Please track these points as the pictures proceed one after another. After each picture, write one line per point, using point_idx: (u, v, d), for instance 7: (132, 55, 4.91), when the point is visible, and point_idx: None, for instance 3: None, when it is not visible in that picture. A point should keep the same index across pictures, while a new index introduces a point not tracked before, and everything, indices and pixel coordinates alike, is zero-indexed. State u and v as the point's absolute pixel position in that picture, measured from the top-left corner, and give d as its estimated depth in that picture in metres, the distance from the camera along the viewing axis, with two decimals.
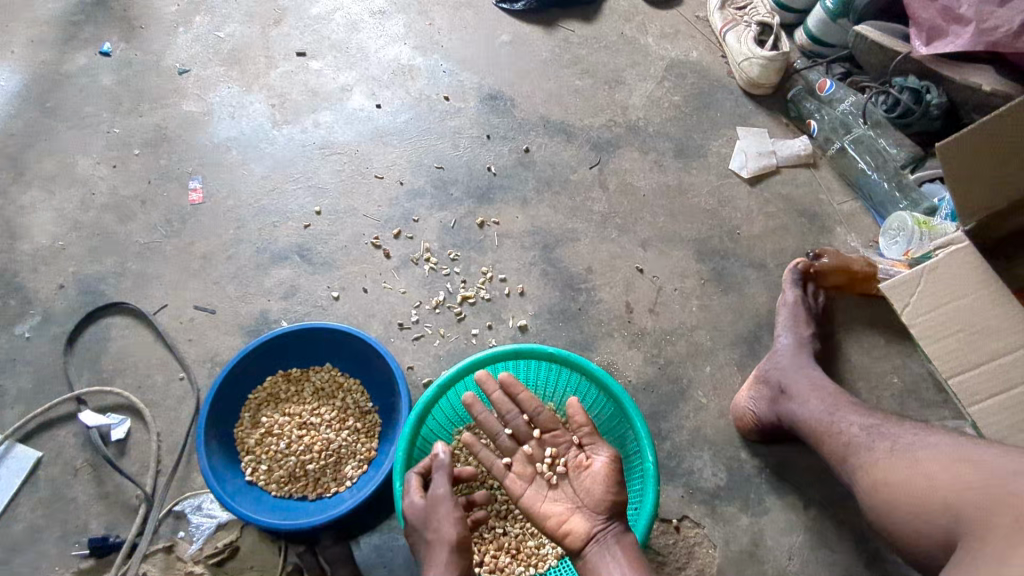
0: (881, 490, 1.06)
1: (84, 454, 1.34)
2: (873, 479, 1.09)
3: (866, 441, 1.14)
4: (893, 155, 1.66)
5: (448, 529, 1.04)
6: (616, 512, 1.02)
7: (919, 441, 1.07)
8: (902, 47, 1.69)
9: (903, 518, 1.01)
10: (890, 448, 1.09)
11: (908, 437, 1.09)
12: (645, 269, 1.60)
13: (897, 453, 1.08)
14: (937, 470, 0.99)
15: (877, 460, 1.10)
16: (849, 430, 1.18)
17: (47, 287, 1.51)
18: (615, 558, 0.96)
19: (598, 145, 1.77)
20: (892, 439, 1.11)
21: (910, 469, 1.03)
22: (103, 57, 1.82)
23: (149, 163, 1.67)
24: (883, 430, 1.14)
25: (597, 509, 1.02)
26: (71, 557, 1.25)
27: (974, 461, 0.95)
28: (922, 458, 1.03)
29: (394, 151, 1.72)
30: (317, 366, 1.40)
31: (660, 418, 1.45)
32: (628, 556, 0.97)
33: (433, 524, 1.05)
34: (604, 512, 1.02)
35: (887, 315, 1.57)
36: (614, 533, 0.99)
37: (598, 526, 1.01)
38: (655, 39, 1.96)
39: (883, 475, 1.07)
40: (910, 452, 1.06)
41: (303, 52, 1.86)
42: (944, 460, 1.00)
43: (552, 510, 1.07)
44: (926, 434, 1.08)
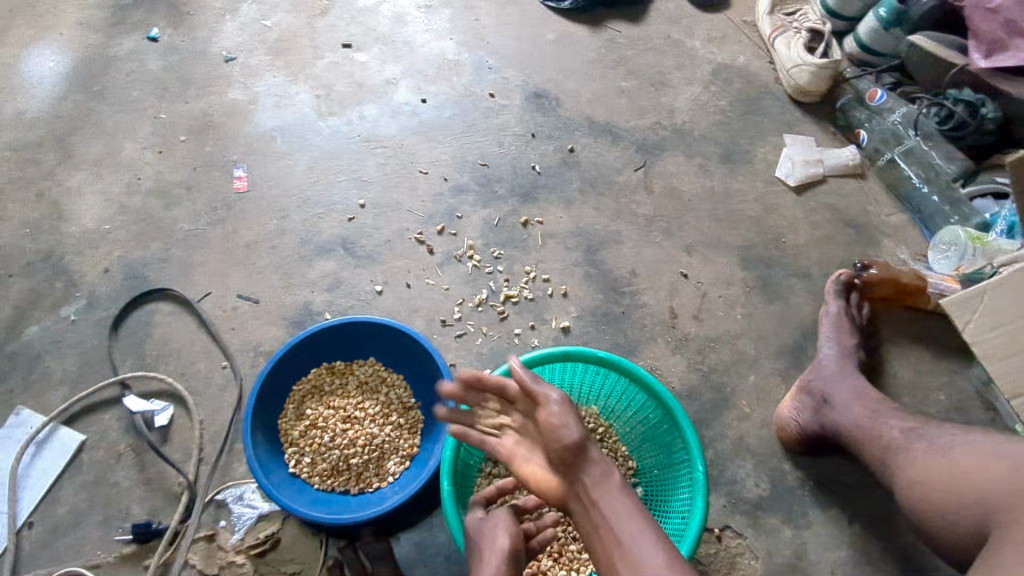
0: (916, 489, 1.05)
1: (127, 439, 1.34)
2: (906, 477, 1.07)
3: (904, 443, 1.12)
4: (945, 169, 1.64)
5: (500, 540, 1.03)
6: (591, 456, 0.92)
7: (956, 440, 1.05)
8: (960, 59, 1.67)
9: (936, 515, 1.00)
10: (927, 447, 1.08)
11: (945, 436, 1.07)
12: (689, 275, 1.59)
13: (934, 452, 1.06)
14: (971, 466, 0.97)
15: (913, 459, 1.08)
16: (889, 434, 1.16)
17: (92, 270, 1.51)
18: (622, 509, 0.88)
19: (643, 147, 1.75)
20: (929, 439, 1.09)
21: (945, 466, 1.02)
22: (150, 42, 1.82)
23: (195, 150, 1.67)
24: (922, 431, 1.12)
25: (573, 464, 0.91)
26: (112, 542, 1.25)
27: (1008, 458, 0.94)
28: (957, 456, 1.01)
29: (439, 147, 1.71)
30: (361, 360, 1.39)
31: (703, 426, 1.43)
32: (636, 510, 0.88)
33: (488, 536, 1.04)
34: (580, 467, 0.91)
35: (934, 330, 1.54)
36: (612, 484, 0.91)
37: (586, 478, 0.91)
38: (702, 42, 1.94)
39: (917, 474, 1.05)
40: (946, 451, 1.04)
41: (349, 44, 1.86)
42: (979, 456, 0.98)
43: (535, 469, 0.98)
44: (963, 433, 1.06)
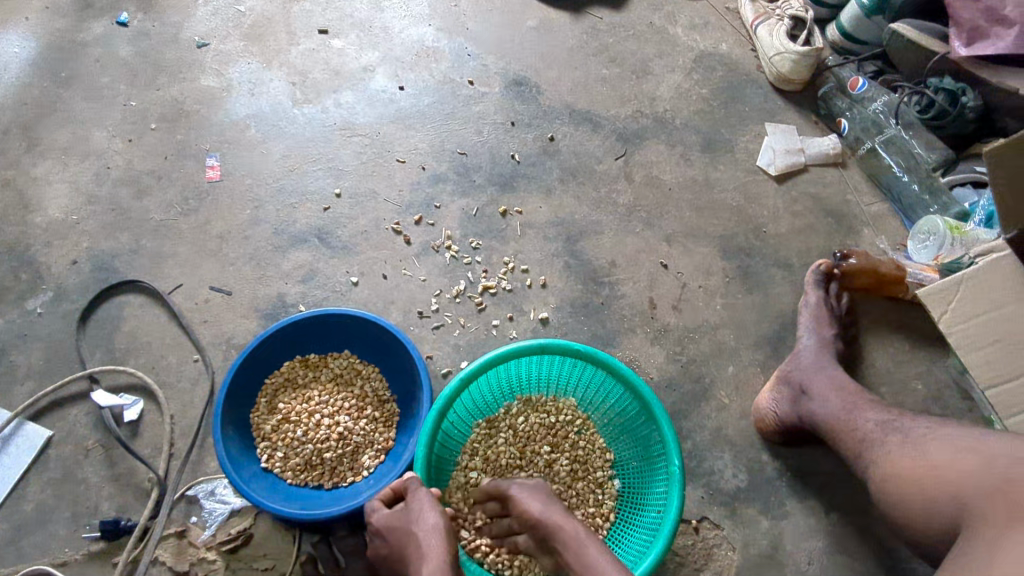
0: (890, 482, 1.05)
1: (96, 435, 1.31)
2: (881, 471, 1.08)
3: (880, 436, 1.13)
4: (923, 157, 1.61)
5: (432, 518, 1.03)
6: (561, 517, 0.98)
7: (930, 433, 1.06)
8: (941, 47, 1.66)
9: (908, 507, 1.00)
10: (902, 440, 1.08)
11: (920, 430, 1.08)
12: (669, 265, 1.58)
13: (908, 445, 1.07)
14: (942, 460, 0.98)
15: (888, 452, 1.08)
16: (865, 426, 1.17)
17: (60, 262, 1.47)
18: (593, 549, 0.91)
19: (624, 136, 1.73)
20: (905, 433, 1.10)
21: (917, 460, 1.02)
22: (120, 27, 1.77)
23: (166, 138, 1.63)
24: (898, 425, 1.13)
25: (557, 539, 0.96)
26: (81, 539, 1.23)
27: (978, 452, 0.94)
28: (930, 450, 1.02)
29: (416, 135, 1.68)
30: (336, 353, 1.37)
31: (682, 417, 1.43)
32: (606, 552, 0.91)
33: (415, 521, 1.03)
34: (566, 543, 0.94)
35: (913, 320, 1.54)
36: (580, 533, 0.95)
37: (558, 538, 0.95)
38: (684, 29, 1.92)
39: (891, 467, 1.06)
40: (920, 444, 1.05)
41: (325, 29, 1.82)
42: (952, 450, 0.98)
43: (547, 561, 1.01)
44: (938, 428, 1.07)
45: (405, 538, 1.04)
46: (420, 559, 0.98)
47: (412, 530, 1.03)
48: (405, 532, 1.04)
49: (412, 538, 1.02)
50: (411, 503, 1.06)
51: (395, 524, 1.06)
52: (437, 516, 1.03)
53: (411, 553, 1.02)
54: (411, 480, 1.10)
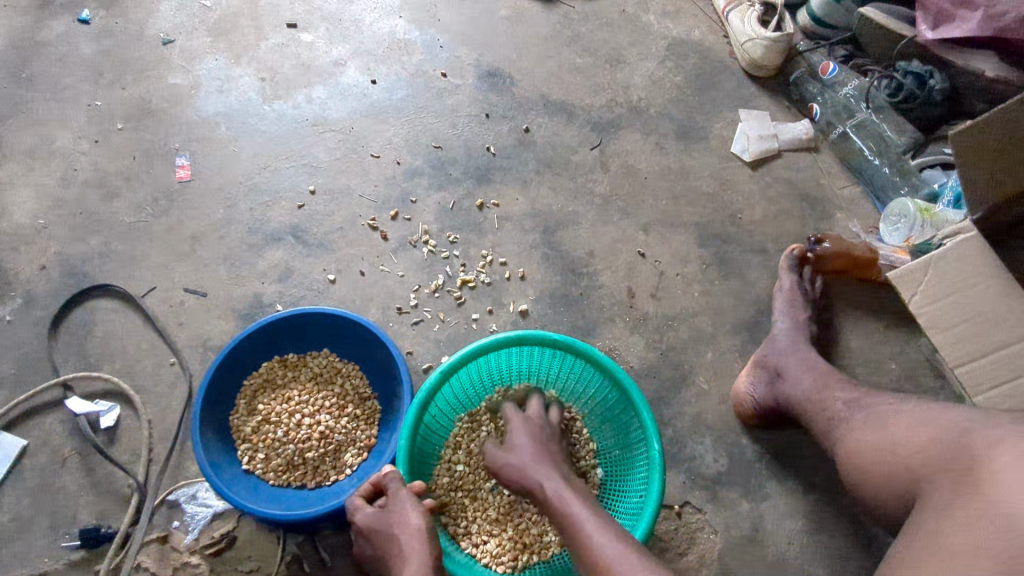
0: (853, 456, 1.07)
1: (72, 443, 1.29)
2: (846, 447, 1.09)
3: (846, 414, 1.15)
4: (894, 142, 1.65)
5: (413, 519, 1.05)
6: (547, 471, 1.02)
7: (893, 408, 1.08)
8: (908, 31, 1.68)
9: (871, 482, 1.02)
10: (865, 416, 1.11)
11: (883, 407, 1.10)
12: (647, 254, 1.58)
13: (871, 422, 1.08)
14: (903, 435, 1.00)
15: (852, 428, 1.11)
16: (834, 405, 1.19)
17: (29, 268, 1.44)
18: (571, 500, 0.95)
19: (599, 126, 1.73)
20: (868, 410, 1.12)
21: (879, 434, 1.04)
22: (81, 25, 1.73)
23: (133, 138, 1.60)
24: (863, 402, 1.15)
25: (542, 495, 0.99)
26: (60, 549, 1.21)
27: (937, 427, 0.96)
28: (892, 425, 1.04)
29: (390, 129, 1.67)
30: (315, 352, 1.36)
31: (662, 405, 1.44)
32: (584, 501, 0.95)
33: (396, 525, 1.05)
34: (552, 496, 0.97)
35: (886, 301, 1.57)
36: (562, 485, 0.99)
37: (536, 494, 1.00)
38: (657, 17, 1.92)
39: (855, 443, 1.08)
40: (882, 420, 1.07)
41: (293, 23, 1.79)
42: (913, 425, 1.00)
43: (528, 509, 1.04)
44: (901, 403, 1.09)
45: (382, 541, 1.05)
46: (401, 562, 1.02)
47: (393, 532, 1.05)
48: (388, 532, 1.05)
49: (393, 541, 1.04)
50: (392, 503, 1.07)
51: (375, 526, 1.06)
52: (418, 517, 1.05)
53: (392, 555, 1.04)
54: (390, 478, 1.09)
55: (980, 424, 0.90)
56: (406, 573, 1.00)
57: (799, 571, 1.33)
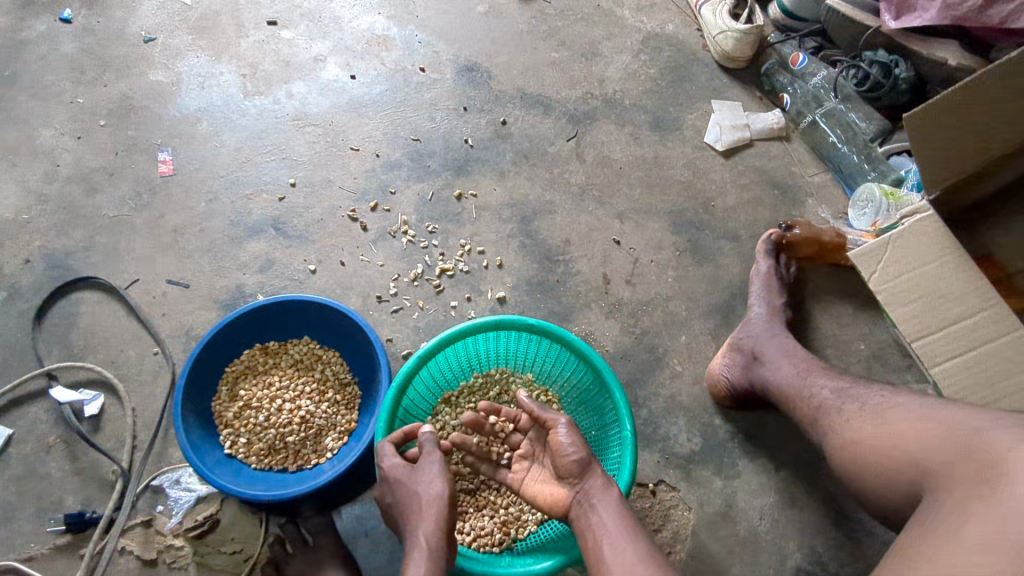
0: (849, 448, 1.07)
1: (57, 431, 1.32)
2: (844, 437, 1.08)
3: (836, 404, 1.15)
4: (862, 129, 1.70)
5: (436, 487, 1.06)
6: (589, 470, 1.04)
7: (887, 402, 1.07)
8: (873, 22, 1.73)
9: (872, 478, 1.00)
10: (860, 408, 1.10)
11: (876, 399, 1.10)
12: (622, 242, 1.62)
13: (866, 414, 1.08)
14: (904, 428, 0.98)
15: (845, 419, 1.10)
16: (821, 394, 1.19)
17: (12, 262, 1.47)
18: (599, 514, 0.98)
19: (575, 118, 1.77)
20: (862, 401, 1.11)
21: (878, 429, 1.03)
22: (63, 24, 1.75)
23: (116, 134, 1.62)
24: (853, 392, 1.15)
25: (580, 477, 1.04)
26: (46, 534, 1.24)
27: (938, 420, 0.94)
28: (890, 418, 1.03)
29: (370, 123, 1.70)
30: (295, 339, 1.39)
31: (637, 387, 1.48)
32: (614, 511, 0.98)
33: (420, 485, 1.07)
34: (585, 478, 1.03)
35: (855, 284, 1.61)
36: (595, 489, 1.01)
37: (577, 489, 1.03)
38: (631, 11, 1.95)
39: (853, 435, 1.07)
40: (878, 413, 1.06)
41: (273, 21, 1.82)
42: (911, 418, 0.99)
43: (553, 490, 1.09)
44: (894, 396, 1.08)
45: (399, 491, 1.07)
46: (417, 519, 1.03)
47: (414, 490, 1.06)
48: (407, 488, 1.07)
49: (412, 497, 1.06)
50: (425, 461, 1.10)
51: (400, 479, 1.08)
52: (440, 486, 1.06)
53: (408, 513, 1.05)
54: (426, 437, 1.13)
55: (985, 420, 0.88)
56: (420, 530, 1.01)
57: (771, 546, 1.36)
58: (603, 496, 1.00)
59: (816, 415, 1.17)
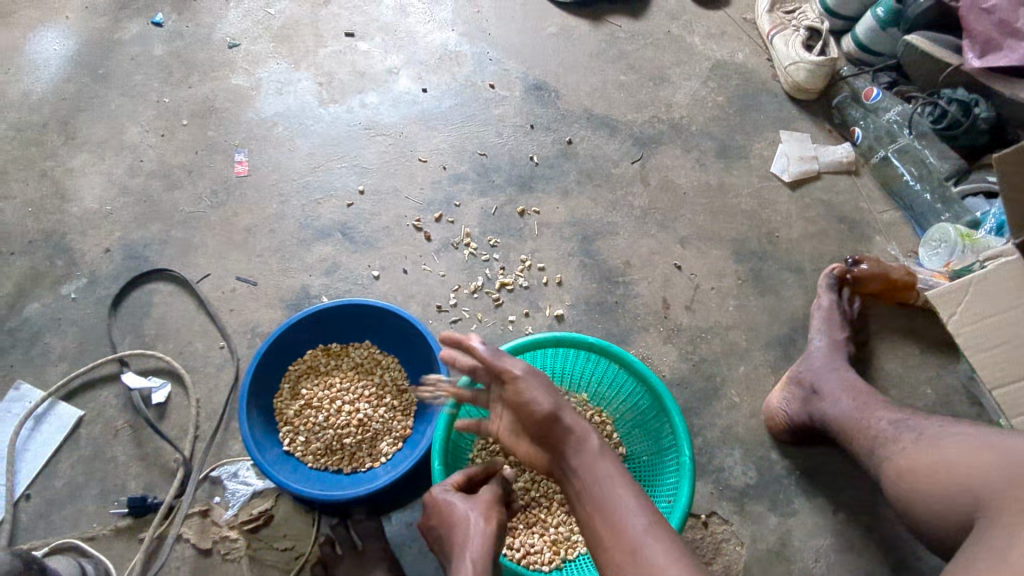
0: (901, 476, 1.04)
1: (124, 416, 1.36)
2: (899, 465, 1.05)
3: (892, 435, 1.12)
4: (937, 167, 1.64)
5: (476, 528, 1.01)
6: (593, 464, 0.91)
7: (943, 431, 1.04)
8: (954, 60, 1.68)
9: (927, 506, 0.97)
10: (916, 436, 1.07)
11: (935, 428, 1.06)
12: (683, 266, 1.61)
13: (923, 442, 1.05)
14: (959, 455, 0.96)
15: (901, 449, 1.07)
16: (878, 426, 1.16)
17: (94, 250, 1.53)
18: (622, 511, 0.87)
19: (641, 141, 1.77)
20: (918, 432, 1.08)
21: (933, 455, 1.00)
22: (155, 27, 1.84)
23: (197, 133, 1.69)
24: (911, 423, 1.12)
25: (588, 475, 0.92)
26: (108, 515, 1.28)
27: (996, 447, 0.92)
28: (946, 446, 1.00)
29: (439, 136, 1.73)
30: (357, 343, 1.42)
31: (692, 415, 1.46)
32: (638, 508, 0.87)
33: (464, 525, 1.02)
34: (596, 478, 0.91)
35: (924, 326, 1.56)
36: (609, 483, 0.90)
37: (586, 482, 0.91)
38: (701, 38, 1.96)
39: (906, 463, 1.04)
40: (935, 441, 1.03)
41: (351, 32, 1.87)
42: (966, 446, 0.96)
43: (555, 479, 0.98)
44: (951, 425, 1.05)
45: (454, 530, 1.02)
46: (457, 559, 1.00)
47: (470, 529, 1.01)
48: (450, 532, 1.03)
49: (461, 525, 1.02)
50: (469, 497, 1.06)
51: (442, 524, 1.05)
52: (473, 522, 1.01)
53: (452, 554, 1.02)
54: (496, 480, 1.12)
55: None
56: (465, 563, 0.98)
57: None
58: (602, 455, 0.94)
59: (873, 445, 1.14)
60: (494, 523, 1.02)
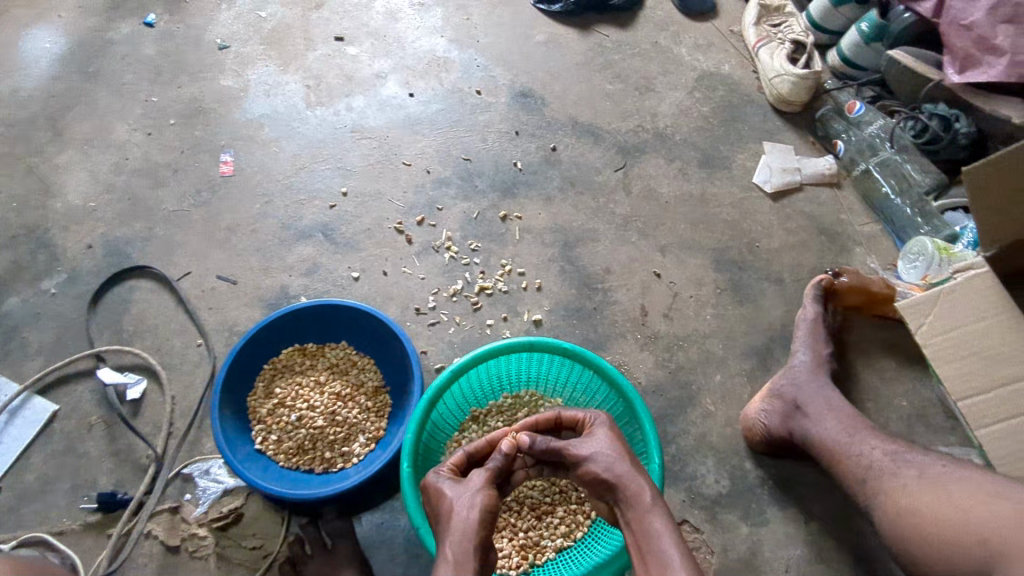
0: (903, 514, 1.05)
1: (99, 411, 1.37)
2: (901, 503, 1.07)
3: (890, 467, 1.13)
4: (917, 181, 1.66)
5: (474, 508, 0.97)
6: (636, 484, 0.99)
7: (947, 471, 1.06)
8: (935, 74, 1.69)
9: (933, 549, 0.99)
10: (918, 473, 1.08)
11: (936, 467, 1.08)
12: (662, 274, 1.61)
13: (926, 481, 1.06)
14: (967, 501, 0.97)
15: (902, 484, 1.09)
16: (870, 454, 1.17)
17: (76, 246, 1.54)
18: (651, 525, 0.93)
19: (624, 149, 1.78)
20: (918, 468, 1.10)
21: (938, 498, 1.02)
22: (146, 27, 1.86)
23: (183, 133, 1.70)
24: (908, 457, 1.13)
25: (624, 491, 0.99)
26: (78, 510, 1.28)
27: (1007, 498, 0.93)
28: (952, 489, 1.01)
29: (424, 140, 1.74)
30: (333, 343, 1.42)
31: (667, 422, 1.46)
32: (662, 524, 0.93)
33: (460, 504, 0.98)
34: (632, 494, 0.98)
35: (900, 339, 1.57)
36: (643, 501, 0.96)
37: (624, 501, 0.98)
38: (688, 49, 1.98)
39: (909, 502, 1.05)
40: (940, 482, 1.04)
41: (341, 36, 1.89)
42: (974, 492, 0.98)
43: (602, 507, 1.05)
44: (953, 466, 1.06)
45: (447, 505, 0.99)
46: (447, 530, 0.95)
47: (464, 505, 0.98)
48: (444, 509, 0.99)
49: (450, 508, 0.98)
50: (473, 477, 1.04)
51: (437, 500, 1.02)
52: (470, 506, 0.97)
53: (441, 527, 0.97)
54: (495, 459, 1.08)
55: None
56: (452, 536, 0.94)
57: None
58: (653, 504, 0.96)
59: (865, 475, 1.16)
60: (479, 510, 0.96)
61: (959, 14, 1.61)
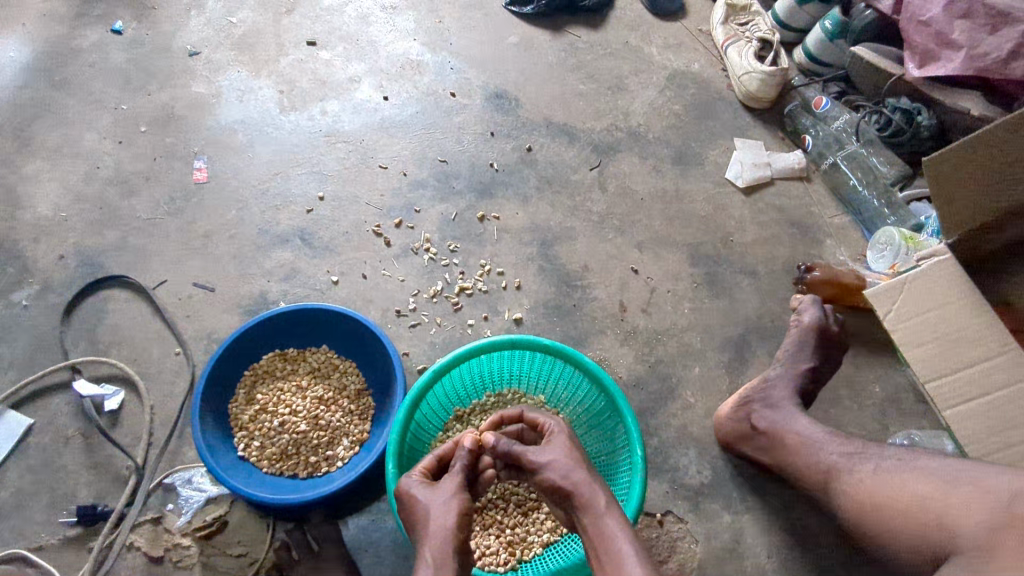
0: (866, 510, 1.06)
1: (76, 424, 1.34)
2: (862, 496, 1.07)
3: (847, 465, 1.13)
4: (883, 173, 1.72)
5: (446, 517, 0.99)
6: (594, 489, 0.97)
7: (902, 463, 1.07)
8: (896, 70, 1.76)
9: (898, 538, 1.00)
10: (875, 468, 1.09)
11: (891, 462, 1.08)
12: (639, 270, 1.64)
13: (882, 473, 1.07)
14: (929, 490, 0.99)
15: (861, 480, 1.09)
16: (827, 457, 1.17)
17: (47, 257, 1.52)
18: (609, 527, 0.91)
19: (599, 148, 1.80)
20: (874, 462, 1.11)
21: (898, 491, 1.03)
22: (114, 34, 1.84)
23: (155, 140, 1.69)
24: (863, 453, 1.13)
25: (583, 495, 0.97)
26: (57, 525, 1.26)
27: (967, 484, 0.96)
28: (911, 481, 1.03)
29: (399, 143, 1.75)
30: (314, 348, 1.42)
31: (648, 415, 1.48)
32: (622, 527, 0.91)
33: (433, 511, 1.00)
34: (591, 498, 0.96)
35: (871, 326, 1.61)
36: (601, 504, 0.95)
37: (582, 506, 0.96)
38: (659, 49, 2.01)
39: (869, 496, 1.06)
40: (897, 475, 1.05)
41: (313, 41, 1.89)
42: (934, 482, 1.00)
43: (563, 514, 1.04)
44: (909, 457, 1.08)
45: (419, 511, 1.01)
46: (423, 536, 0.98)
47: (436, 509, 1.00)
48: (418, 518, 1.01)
49: (424, 513, 1.00)
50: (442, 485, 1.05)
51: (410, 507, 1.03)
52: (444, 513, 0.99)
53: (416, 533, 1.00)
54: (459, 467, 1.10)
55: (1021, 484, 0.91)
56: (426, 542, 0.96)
57: None
58: (608, 508, 0.94)
59: (826, 478, 1.15)
60: (455, 516, 0.99)
61: (919, 11, 1.65)
